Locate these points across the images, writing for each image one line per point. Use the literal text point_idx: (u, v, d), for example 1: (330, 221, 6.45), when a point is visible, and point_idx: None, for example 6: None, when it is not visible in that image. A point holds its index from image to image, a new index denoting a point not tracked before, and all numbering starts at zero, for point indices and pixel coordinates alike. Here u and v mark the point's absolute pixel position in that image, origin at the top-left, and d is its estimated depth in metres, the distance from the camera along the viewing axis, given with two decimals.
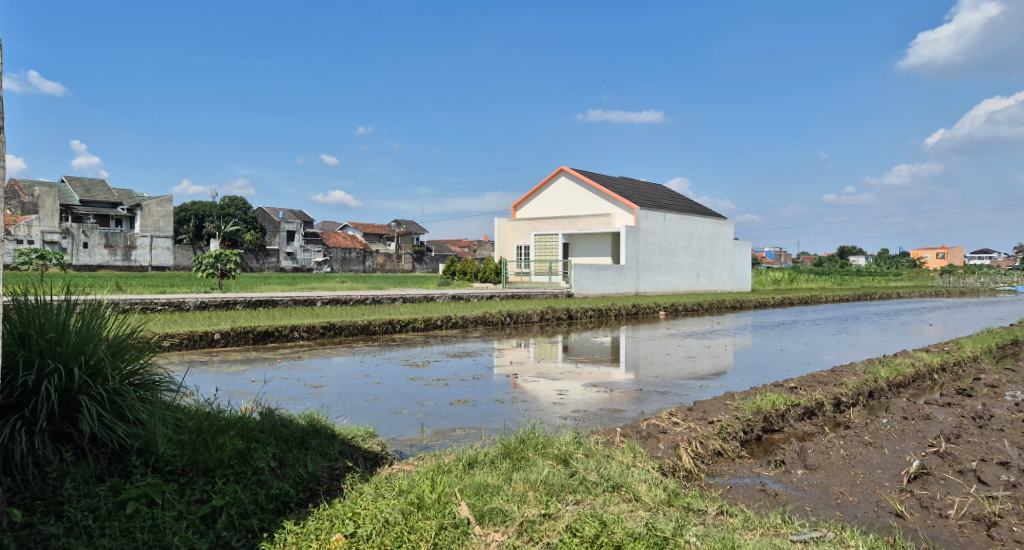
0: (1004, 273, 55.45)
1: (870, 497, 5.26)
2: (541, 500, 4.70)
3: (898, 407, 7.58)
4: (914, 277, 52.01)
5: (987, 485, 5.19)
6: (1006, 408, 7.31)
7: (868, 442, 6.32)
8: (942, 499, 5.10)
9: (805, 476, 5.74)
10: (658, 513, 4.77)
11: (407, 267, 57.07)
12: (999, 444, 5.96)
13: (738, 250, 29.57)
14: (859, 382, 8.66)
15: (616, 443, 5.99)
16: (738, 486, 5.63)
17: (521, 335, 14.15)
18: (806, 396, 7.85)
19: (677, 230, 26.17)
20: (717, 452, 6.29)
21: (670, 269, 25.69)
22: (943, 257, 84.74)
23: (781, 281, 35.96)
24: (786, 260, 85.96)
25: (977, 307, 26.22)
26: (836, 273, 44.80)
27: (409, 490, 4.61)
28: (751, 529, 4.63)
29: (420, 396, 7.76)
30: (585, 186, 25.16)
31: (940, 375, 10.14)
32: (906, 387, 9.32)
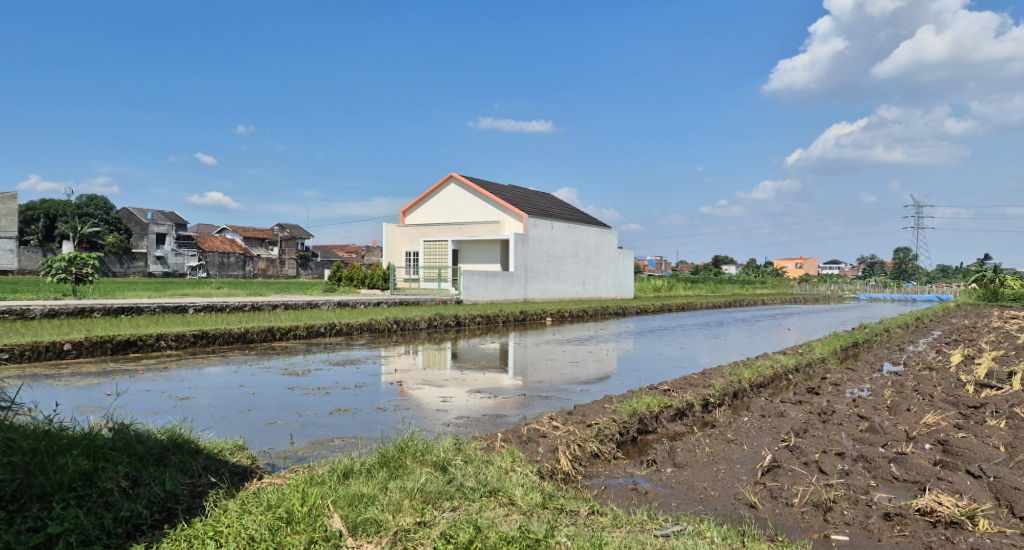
0: (855, 282, 60.28)
1: (729, 490, 5.61)
2: (416, 508, 4.70)
3: (757, 406, 8.09)
4: (781, 285, 55.55)
5: (826, 474, 5.65)
6: (847, 404, 7.98)
7: (730, 439, 6.72)
8: (790, 488, 5.50)
9: (673, 473, 6.02)
10: (532, 516, 4.88)
11: (291, 273, 55.23)
12: (839, 436, 6.50)
13: (622, 258, 30.58)
14: (726, 383, 9.18)
15: (496, 449, 6.06)
16: (611, 486, 5.84)
17: (407, 342, 14.04)
18: (677, 398, 8.24)
19: (564, 238, 26.77)
20: (594, 454, 6.49)
21: (557, 277, 26.25)
22: (804, 266, 91.12)
23: (661, 288, 37.48)
24: (665, 269, 89.77)
25: (829, 311, 28.76)
26: (711, 282, 47.25)
27: (278, 504, 4.49)
28: (619, 527, 4.83)
29: (297, 406, 7.55)
30: (473, 193, 25.28)
31: (795, 375, 10.94)
32: (766, 387, 10.00)
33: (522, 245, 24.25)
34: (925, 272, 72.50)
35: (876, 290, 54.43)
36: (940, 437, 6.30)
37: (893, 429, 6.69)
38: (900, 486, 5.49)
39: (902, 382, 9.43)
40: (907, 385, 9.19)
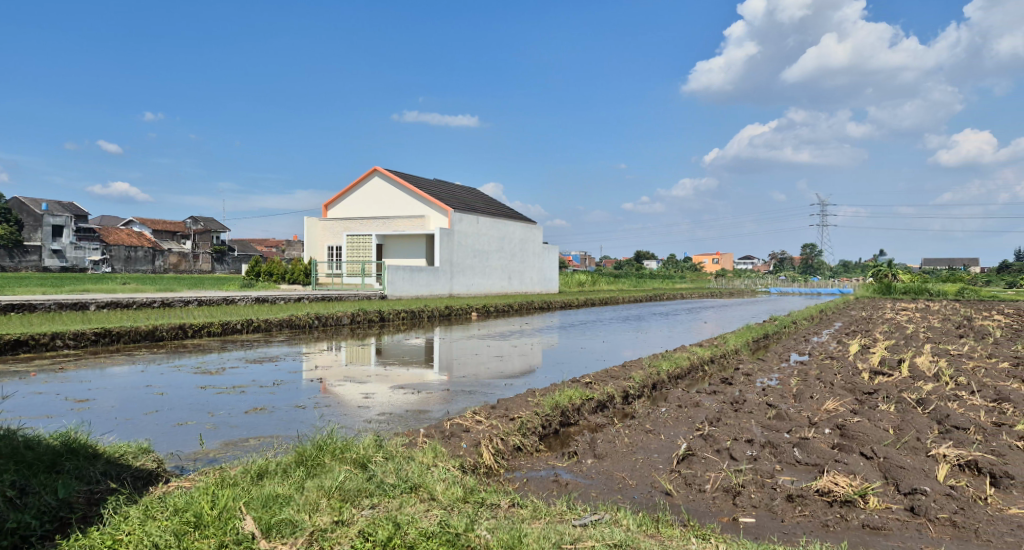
0: (767, 277, 62.70)
1: (647, 479, 5.74)
2: (334, 507, 4.60)
3: (675, 397, 8.30)
4: (699, 280, 57.20)
5: (736, 460, 5.86)
6: (758, 393, 8.30)
7: (648, 429, 6.87)
8: (703, 475, 5.67)
9: (593, 464, 6.11)
10: (453, 511, 4.85)
11: (206, 267, 53.27)
12: (749, 424, 6.75)
13: (547, 253, 30.82)
14: (645, 375, 9.38)
15: (418, 444, 6.00)
16: (533, 479, 5.87)
17: (329, 338, 13.74)
18: (598, 390, 8.35)
19: (490, 233, 26.78)
20: (516, 448, 6.50)
21: (483, 272, 26.23)
22: (721, 261, 94.16)
23: (585, 282, 38.00)
24: (588, 264, 91.17)
25: (743, 305, 29.84)
26: (632, 277, 48.23)
27: (186, 508, 4.31)
28: (538, 518, 4.86)
29: (210, 406, 7.27)
30: (398, 186, 24.99)
31: (710, 366, 11.30)
32: (683, 378, 10.28)
33: (448, 240, 24.11)
34: (829, 268, 76.19)
35: (788, 284, 56.85)
36: (839, 421, 6.63)
37: (797, 416, 6.99)
38: (802, 469, 5.75)
39: (807, 371, 9.89)
40: (811, 374, 9.63)
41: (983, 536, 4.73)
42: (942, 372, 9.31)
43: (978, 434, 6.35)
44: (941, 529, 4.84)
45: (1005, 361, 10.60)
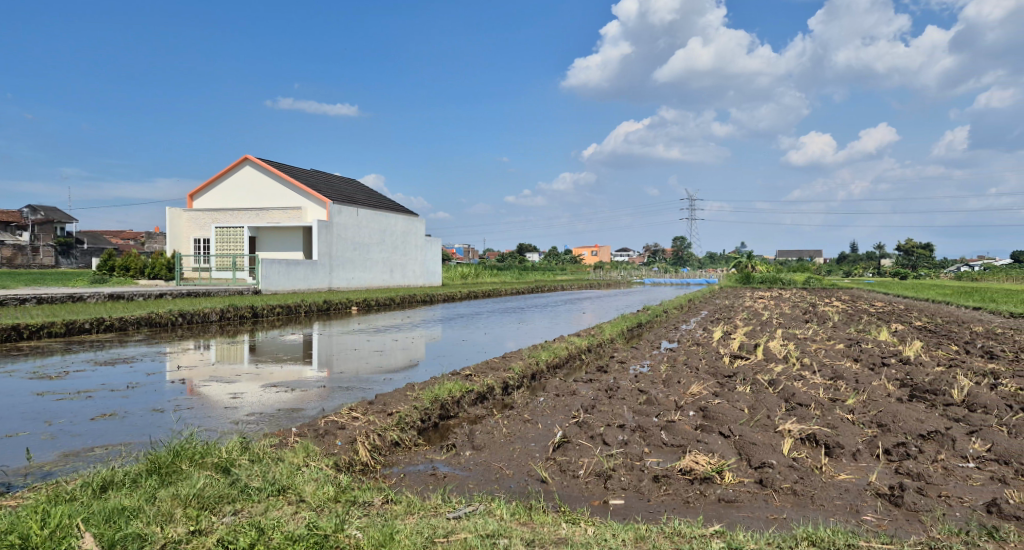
0: (639, 268, 65.07)
1: (523, 468, 5.75)
2: (190, 515, 4.30)
3: (553, 386, 8.38)
4: (577, 272, 58.64)
5: (608, 445, 5.99)
6: (631, 380, 8.53)
7: (526, 419, 6.89)
8: (577, 461, 5.75)
9: (472, 456, 6.04)
10: (321, 512, 4.64)
11: (50, 263, 48.84)
12: (621, 410, 6.92)
13: (429, 246, 30.52)
14: (525, 366, 9.44)
15: (289, 445, 5.70)
16: (410, 473, 5.72)
17: (194, 336, 12.91)
18: (478, 382, 8.29)
19: (370, 225, 26.18)
20: (394, 443, 6.31)
21: (363, 265, 25.61)
22: (597, 254, 96.98)
23: (467, 275, 38.00)
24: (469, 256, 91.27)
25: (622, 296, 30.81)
26: (512, 268, 48.72)
27: (12, 528, 3.89)
28: (412, 513, 4.74)
29: (48, 414, 6.62)
30: (271, 176, 23.95)
31: (587, 355, 11.56)
32: (561, 367, 10.44)
33: (326, 232, 23.35)
34: (697, 259, 80.31)
35: (660, 275, 59.39)
36: (701, 404, 6.92)
37: (666, 400, 7.23)
38: (668, 451, 5.95)
39: (676, 357, 10.30)
40: (679, 360, 10.03)
41: (818, 502, 5.07)
42: (792, 354, 9.97)
43: (819, 410, 6.81)
44: (785, 498, 5.14)
45: (847, 342, 11.53)
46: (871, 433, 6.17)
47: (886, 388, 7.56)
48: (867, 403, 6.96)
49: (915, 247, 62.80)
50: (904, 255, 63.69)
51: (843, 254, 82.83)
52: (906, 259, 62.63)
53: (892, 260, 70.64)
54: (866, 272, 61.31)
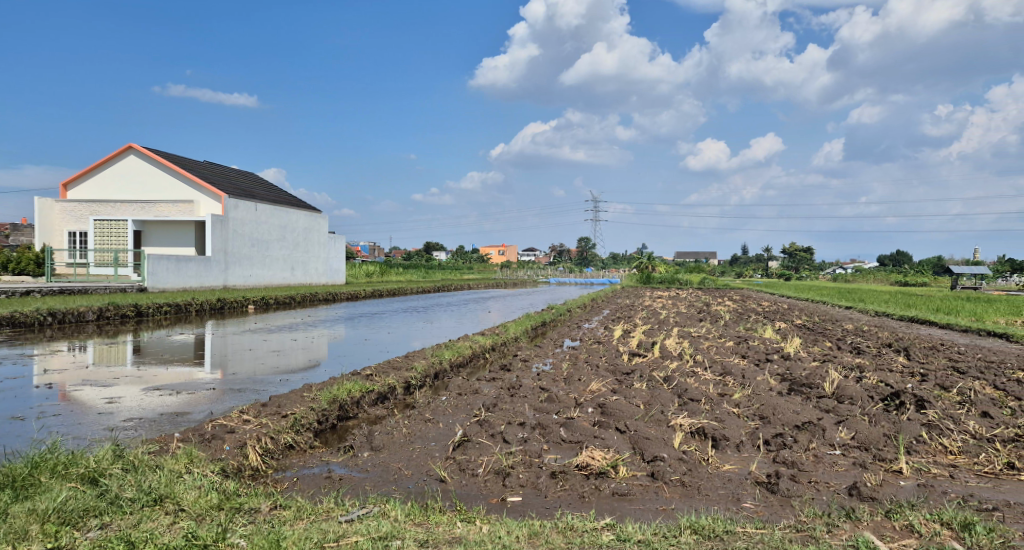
0: (544, 267, 65.96)
1: (422, 467, 5.74)
2: (48, 532, 4.14)
3: (455, 385, 8.40)
4: (484, 271, 58.85)
5: (508, 443, 6.07)
6: (533, 378, 8.66)
7: (427, 418, 6.88)
8: (477, 459, 5.80)
9: (370, 457, 5.97)
10: (202, 522, 4.49)
11: None
12: (522, 409, 7.03)
13: (333, 243, 29.83)
14: (427, 365, 9.41)
15: (170, 451, 5.48)
16: (305, 477, 5.61)
17: (71, 337, 12.17)
18: (379, 382, 8.17)
19: (270, 221, 25.37)
20: (288, 446, 6.15)
21: (262, 262, 24.77)
22: (504, 254, 97.76)
23: (372, 273, 37.42)
24: (374, 253, 89.98)
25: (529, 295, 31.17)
26: (419, 266, 48.35)
27: None
28: (302, 518, 4.67)
29: None
30: (158, 166, 22.78)
31: (490, 353, 11.65)
32: (464, 365, 10.48)
33: (221, 228, 22.46)
34: (599, 259, 82.30)
35: (564, 275, 60.37)
36: (600, 400, 7.12)
37: (565, 397, 7.39)
38: (566, 447, 6.10)
39: (577, 356, 10.53)
40: (580, 358, 10.27)
41: (703, 492, 5.32)
42: (686, 351, 10.40)
43: (708, 404, 7.14)
44: (673, 490, 5.37)
45: (735, 340, 12.12)
46: (753, 425, 6.53)
47: (768, 383, 8.03)
48: (751, 396, 7.36)
49: (798, 250, 66.71)
50: (789, 258, 67.45)
51: (735, 256, 86.85)
52: (790, 262, 66.40)
53: (779, 262, 74.68)
54: (755, 274, 64.52)
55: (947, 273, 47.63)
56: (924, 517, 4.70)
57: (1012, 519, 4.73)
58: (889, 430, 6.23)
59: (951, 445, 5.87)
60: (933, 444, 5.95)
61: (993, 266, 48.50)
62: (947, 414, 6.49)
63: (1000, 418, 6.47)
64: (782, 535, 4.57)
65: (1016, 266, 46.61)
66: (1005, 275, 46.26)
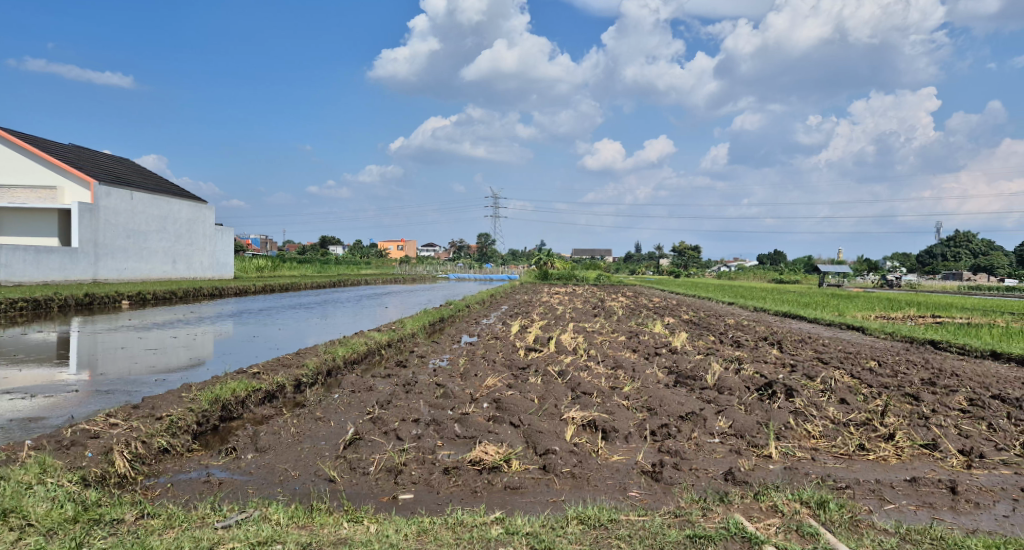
0: (443, 263, 65.96)
1: (310, 468, 5.60)
2: None
3: (348, 382, 8.23)
4: (381, 266, 57.96)
5: (401, 440, 6.02)
6: (429, 374, 8.62)
7: (317, 417, 6.71)
8: (368, 458, 5.71)
9: (254, 459, 5.77)
10: (53, 539, 4.29)
11: None
12: (416, 405, 6.98)
13: (220, 235, 28.51)
14: (319, 362, 9.16)
15: (20, 461, 5.12)
16: (179, 482, 5.35)
17: None
18: (267, 380, 7.86)
19: (148, 211, 23.99)
20: (162, 450, 5.83)
21: (139, 255, 23.39)
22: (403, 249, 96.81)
23: (264, 267, 36.05)
24: (267, 247, 87.06)
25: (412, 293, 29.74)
26: (316, 261, 47.20)
27: None
28: (171, 527, 4.51)
29: None
30: (15, 148, 21.11)
31: (386, 350, 11.49)
32: (359, 362, 10.29)
33: (90, 217, 21.07)
34: (499, 255, 82.95)
35: (462, 270, 60.43)
36: (495, 395, 7.17)
37: (461, 393, 7.40)
38: (460, 443, 6.11)
39: (474, 351, 10.54)
40: (477, 353, 10.31)
41: (592, 483, 5.46)
42: (580, 346, 10.60)
43: (599, 397, 7.33)
44: (563, 482, 5.48)
45: (627, 335, 12.50)
46: (640, 417, 6.76)
47: (656, 376, 8.34)
48: (639, 389, 7.62)
49: (687, 249, 69.57)
50: (678, 256, 70.22)
51: (629, 254, 89.69)
52: (679, 259, 69.28)
53: (669, 260, 77.71)
54: (647, 270, 66.93)
55: (816, 272, 51.09)
56: (787, 497, 5.01)
57: (862, 496, 5.13)
58: (762, 417, 6.61)
59: (814, 430, 6.29)
60: (799, 429, 6.36)
61: (856, 264, 52.43)
62: (811, 401, 6.96)
63: (856, 404, 6.99)
64: (661, 521, 4.76)
65: (875, 266, 50.57)
66: (866, 271, 50.13)
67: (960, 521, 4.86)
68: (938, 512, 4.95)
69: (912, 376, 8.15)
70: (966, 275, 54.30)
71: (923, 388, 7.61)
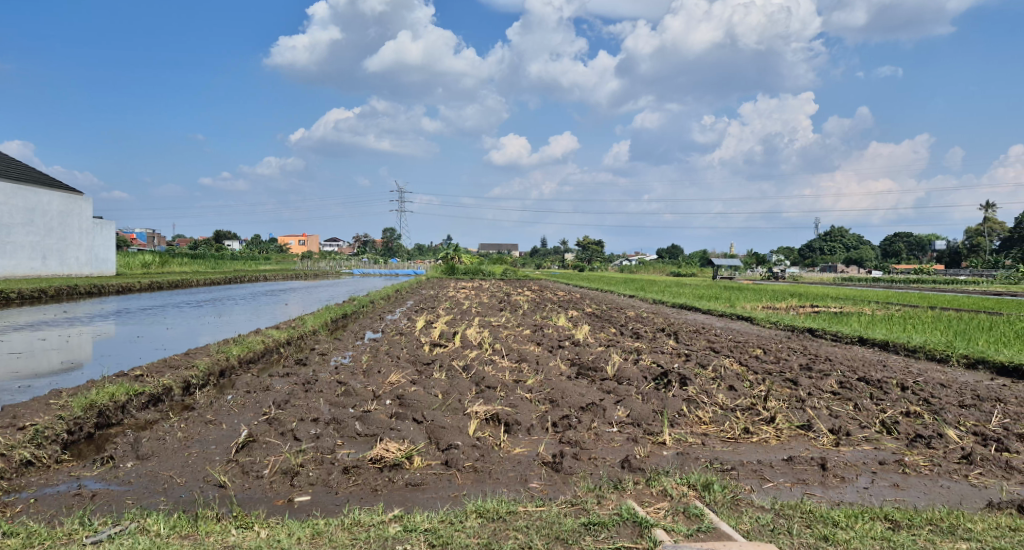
0: (345, 258, 64.63)
1: (198, 473, 5.34)
2: None
3: (243, 383, 7.91)
4: (281, 262, 56.18)
5: (299, 441, 5.83)
6: (330, 371, 8.40)
7: (208, 420, 6.41)
8: (262, 461, 5.49)
9: (134, 467, 5.45)
10: None
11: None
12: (316, 404, 6.78)
13: (99, 229, 26.80)
14: (211, 363, 8.74)
15: None
16: (46, 497, 4.99)
17: None
18: (151, 383, 7.44)
19: (11, 202, 22.28)
20: (25, 463, 5.43)
21: (2, 250, 21.70)
22: (303, 244, 94.20)
23: (151, 263, 34.21)
24: (157, 243, 82.70)
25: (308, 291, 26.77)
26: (209, 257, 45.19)
27: None
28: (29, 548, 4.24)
29: None
30: None
31: (285, 348, 11.13)
32: (255, 361, 9.90)
33: None
34: (404, 250, 82.00)
35: (367, 266, 59.45)
36: (398, 392, 7.06)
37: (363, 390, 7.25)
38: (361, 441, 5.98)
39: (378, 348, 10.35)
40: (380, 350, 10.14)
41: (494, 476, 5.46)
42: (485, 341, 10.60)
43: (503, 391, 7.35)
44: (466, 476, 5.46)
45: (531, 328, 12.63)
46: (543, 409, 6.83)
47: (559, 368, 8.45)
48: (542, 382, 7.69)
49: (591, 243, 71.05)
50: (582, 250, 71.62)
51: (534, 249, 90.59)
52: (583, 254, 70.63)
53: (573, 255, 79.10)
54: (551, 265, 67.94)
55: (710, 266, 53.35)
56: (676, 481, 5.19)
57: (745, 476, 5.38)
58: (657, 406, 6.81)
59: (704, 416, 6.54)
60: (691, 416, 6.59)
61: (747, 257, 55.06)
62: (702, 389, 7.24)
63: (742, 390, 7.32)
64: (558, 511, 4.82)
65: (762, 259, 53.35)
66: (754, 265, 52.65)
67: (829, 495, 5.17)
68: (810, 488, 5.25)
69: (791, 362, 8.61)
70: (843, 267, 58.13)
71: (800, 373, 8.07)
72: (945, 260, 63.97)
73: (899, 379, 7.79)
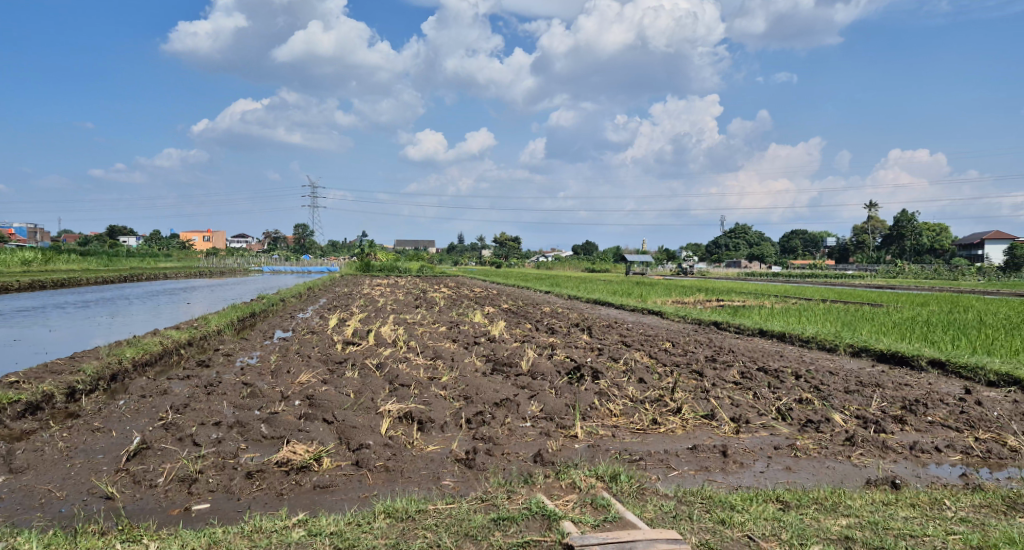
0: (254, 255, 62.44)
1: (82, 486, 4.97)
2: None
3: (137, 386, 7.46)
4: (184, 259, 53.75)
5: (198, 446, 5.52)
6: (234, 372, 8.04)
7: (96, 428, 5.99)
8: (156, 469, 5.17)
9: (7, 482, 5.02)
10: None
11: None
12: (219, 407, 6.45)
13: None
14: (100, 367, 8.20)
15: None
16: None
17: None
18: (30, 390, 6.89)
19: None
20: None
21: None
22: (208, 241, 90.49)
23: (33, 261, 31.96)
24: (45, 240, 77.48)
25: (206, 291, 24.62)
26: (102, 254, 42.63)
27: None
28: None
29: None
30: None
31: (186, 349, 10.59)
32: (151, 364, 9.36)
33: None
34: (316, 247, 79.95)
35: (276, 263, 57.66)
36: (308, 392, 6.82)
37: (269, 391, 6.95)
38: (267, 444, 5.73)
39: (287, 347, 9.99)
40: (289, 349, 9.78)
41: (406, 474, 5.33)
42: (399, 338, 10.41)
43: (416, 388, 7.21)
44: (376, 476, 5.30)
45: (447, 325, 12.50)
46: (457, 405, 6.73)
47: (474, 364, 8.37)
48: (457, 378, 7.59)
49: (507, 240, 71.34)
50: (498, 246, 71.84)
51: (450, 246, 90.16)
52: (499, 250, 70.81)
53: (489, 251, 79.30)
54: (467, 262, 67.83)
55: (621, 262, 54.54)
56: (585, 473, 5.21)
57: (652, 465, 5.45)
58: (570, 400, 6.83)
59: (615, 408, 6.61)
60: (603, 409, 6.65)
61: (658, 253, 56.59)
62: (613, 382, 7.32)
63: (652, 382, 7.44)
64: (467, 507, 4.74)
65: (672, 255, 54.96)
66: (664, 261, 54.19)
67: (729, 480, 5.30)
68: (712, 474, 5.37)
69: (697, 354, 8.85)
70: (746, 263, 60.66)
71: (705, 364, 8.30)
72: (837, 255, 67.78)
73: (793, 368, 8.12)
